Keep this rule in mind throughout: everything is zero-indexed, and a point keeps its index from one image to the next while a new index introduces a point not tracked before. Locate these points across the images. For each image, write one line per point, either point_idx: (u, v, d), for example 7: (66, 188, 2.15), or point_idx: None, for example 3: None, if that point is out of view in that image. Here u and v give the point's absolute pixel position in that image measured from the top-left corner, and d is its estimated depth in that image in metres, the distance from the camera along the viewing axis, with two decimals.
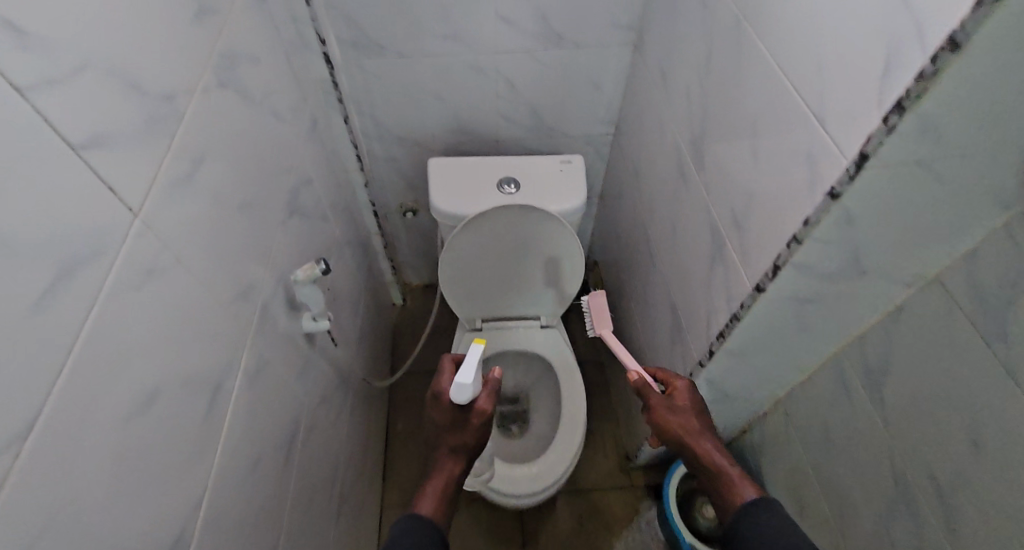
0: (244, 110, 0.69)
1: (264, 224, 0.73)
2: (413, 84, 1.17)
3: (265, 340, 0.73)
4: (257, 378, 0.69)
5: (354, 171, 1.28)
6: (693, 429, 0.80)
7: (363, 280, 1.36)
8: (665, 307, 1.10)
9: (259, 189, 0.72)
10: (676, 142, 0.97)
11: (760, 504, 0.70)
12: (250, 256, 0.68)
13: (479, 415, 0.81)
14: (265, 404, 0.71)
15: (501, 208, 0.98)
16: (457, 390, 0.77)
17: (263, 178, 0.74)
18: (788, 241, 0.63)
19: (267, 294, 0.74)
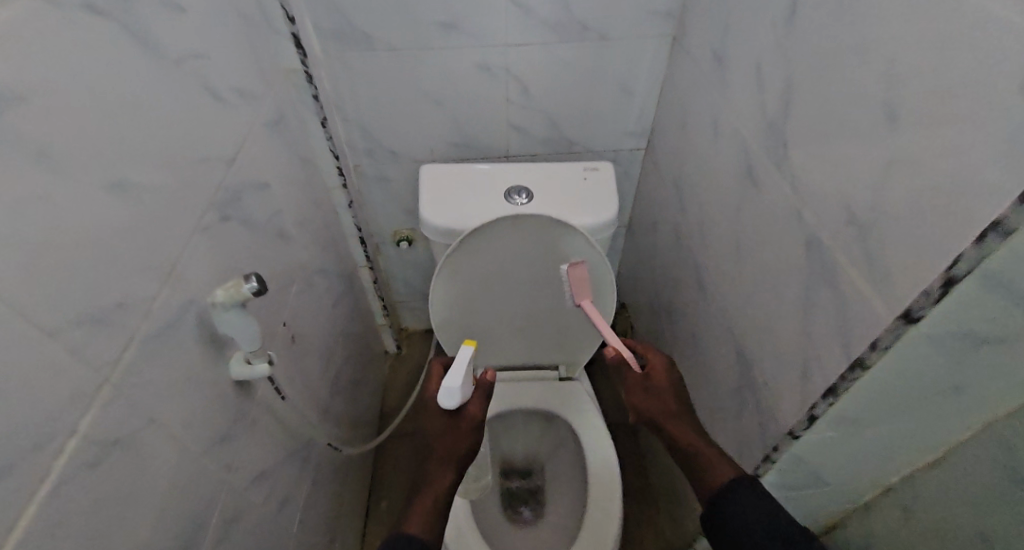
0: (139, 63, 0.48)
1: (170, 229, 0.51)
2: (408, 86, 0.98)
3: (152, 399, 0.48)
4: (123, 459, 0.44)
5: (335, 190, 1.06)
6: (668, 409, 0.79)
7: (345, 319, 1.13)
8: (723, 356, 0.84)
9: (165, 180, 0.50)
10: (740, 139, 0.74)
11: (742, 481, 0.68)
12: (130, 273, 0.46)
13: (470, 418, 0.73)
14: (136, 500, 0.46)
15: (510, 219, 0.76)
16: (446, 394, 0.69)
17: (178, 166, 0.53)
18: (974, 236, 0.39)
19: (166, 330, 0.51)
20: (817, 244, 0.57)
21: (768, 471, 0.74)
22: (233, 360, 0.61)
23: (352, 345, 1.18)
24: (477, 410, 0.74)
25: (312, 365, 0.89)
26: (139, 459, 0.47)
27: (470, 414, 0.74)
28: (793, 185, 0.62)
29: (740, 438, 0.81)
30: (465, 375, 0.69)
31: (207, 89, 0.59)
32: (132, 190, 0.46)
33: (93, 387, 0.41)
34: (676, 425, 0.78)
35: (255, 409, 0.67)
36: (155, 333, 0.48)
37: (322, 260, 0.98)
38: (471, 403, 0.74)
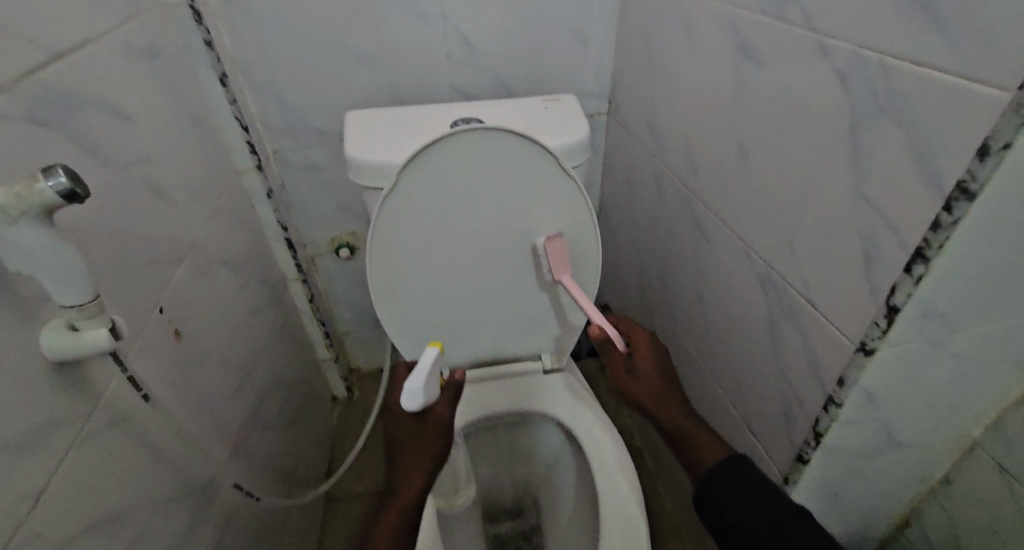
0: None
1: None
2: (326, 41, 0.83)
3: None
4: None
5: (248, 174, 0.88)
6: (656, 394, 0.66)
7: (271, 339, 0.90)
8: (743, 299, 0.66)
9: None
10: (720, 21, 0.60)
11: (740, 471, 0.57)
12: None
13: (438, 422, 0.64)
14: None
15: (466, 135, 0.64)
16: (409, 396, 0.58)
17: None
18: None
19: None
20: (862, 71, 0.43)
21: (834, 420, 0.56)
22: (47, 332, 0.39)
23: (282, 374, 0.94)
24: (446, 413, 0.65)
25: (215, 380, 0.66)
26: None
27: (437, 417, 0.64)
28: (808, 22, 0.48)
29: (788, 397, 0.62)
30: (431, 371, 0.59)
31: None
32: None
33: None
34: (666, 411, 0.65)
35: (87, 416, 0.43)
36: None
37: (229, 254, 0.78)
38: (437, 404, 0.65)
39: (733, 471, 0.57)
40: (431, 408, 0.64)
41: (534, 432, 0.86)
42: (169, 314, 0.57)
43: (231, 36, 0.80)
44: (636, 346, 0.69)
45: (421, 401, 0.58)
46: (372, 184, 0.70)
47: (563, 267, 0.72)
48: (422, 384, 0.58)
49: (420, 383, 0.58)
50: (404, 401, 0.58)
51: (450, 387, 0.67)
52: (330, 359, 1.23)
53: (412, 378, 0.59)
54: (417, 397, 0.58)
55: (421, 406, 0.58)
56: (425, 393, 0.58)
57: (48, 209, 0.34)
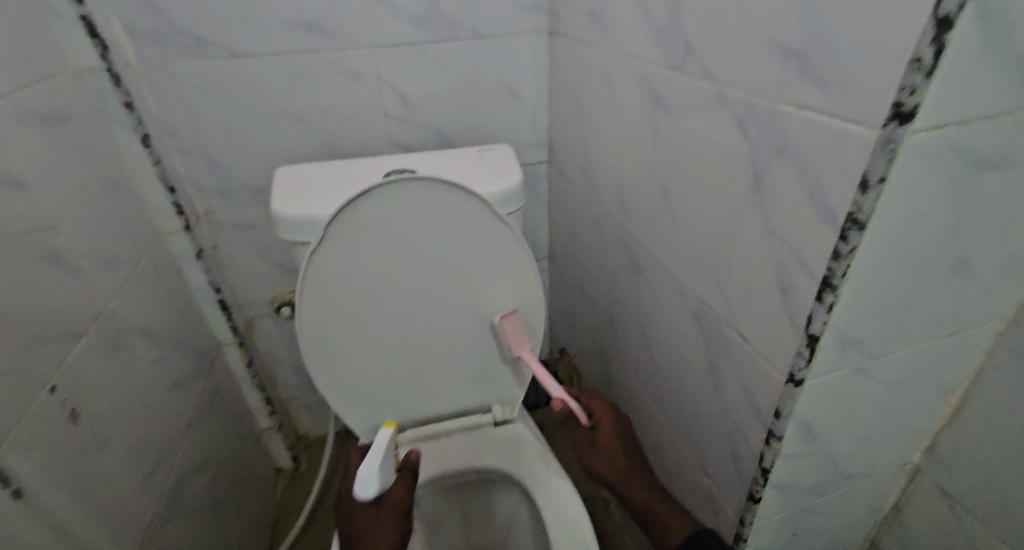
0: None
1: None
2: (255, 101, 0.83)
3: None
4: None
5: (173, 236, 0.85)
6: (620, 468, 0.62)
7: (198, 411, 0.84)
8: (683, 337, 0.66)
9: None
10: (633, 74, 0.64)
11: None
12: None
13: (395, 505, 0.61)
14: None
15: (393, 187, 0.63)
16: (362, 484, 0.55)
17: None
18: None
19: None
20: (757, 114, 0.45)
21: (776, 454, 0.55)
22: None
23: (210, 450, 0.86)
24: (403, 496, 0.62)
25: (124, 464, 0.60)
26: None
27: (395, 501, 0.61)
28: (706, 72, 0.50)
29: (733, 434, 0.61)
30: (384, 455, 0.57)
31: None
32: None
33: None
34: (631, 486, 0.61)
35: None
36: None
37: (148, 323, 0.73)
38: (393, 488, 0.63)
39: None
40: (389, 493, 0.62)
41: (486, 490, 0.81)
42: (64, 395, 0.52)
43: (155, 99, 0.78)
44: (597, 418, 0.64)
45: (376, 488, 0.55)
46: (297, 239, 0.68)
47: (523, 343, 0.75)
48: (376, 470, 0.56)
49: (375, 469, 0.56)
50: (356, 490, 0.55)
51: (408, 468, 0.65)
52: (272, 428, 1.15)
53: (365, 464, 0.56)
54: (371, 484, 0.55)
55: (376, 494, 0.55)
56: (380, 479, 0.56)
57: None
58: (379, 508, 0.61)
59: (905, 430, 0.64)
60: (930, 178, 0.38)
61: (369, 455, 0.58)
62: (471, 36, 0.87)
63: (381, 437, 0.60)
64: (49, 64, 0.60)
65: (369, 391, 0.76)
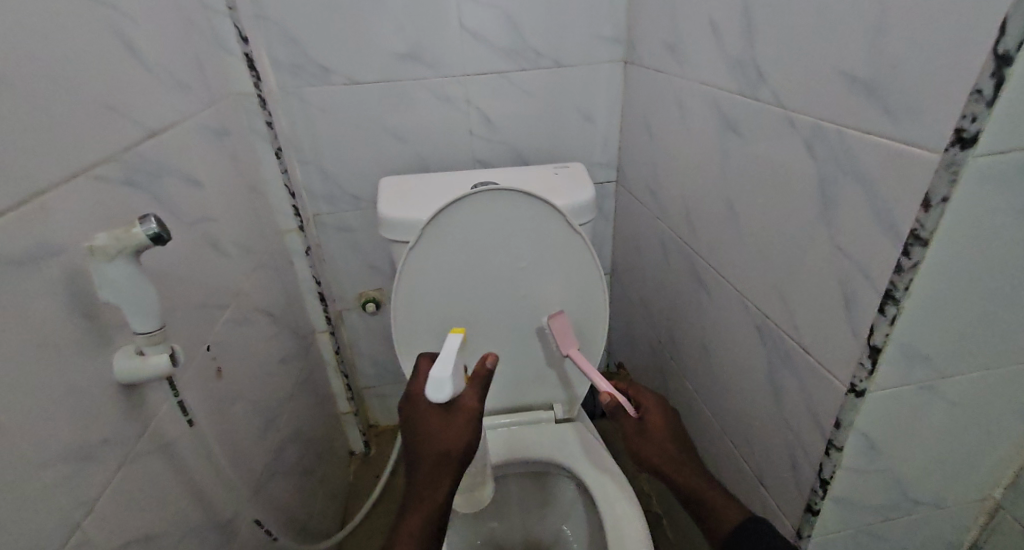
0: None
1: (54, 149, 0.40)
2: (363, 120, 0.95)
3: None
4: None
5: (290, 233, 0.99)
6: (671, 457, 0.65)
7: (296, 386, 0.95)
8: (745, 348, 0.68)
9: (48, 86, 0.40)
10: (705, 101, 0.69)
11: (761, 539, 0.54)
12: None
13: (465, 412, 0.62)
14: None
15: (485, 195, 0.72)
16: (435, 385, 0.58)
17: (80, 90, 0.44)
18: (1000, 29, 0.33)
19: (33, 270, 0.37)
20: (824, 139, 0.49)
21: (836, 466, 0.55)
22: (121, 353, 0.45)
23: (302, 422, 0.97)
24: (473, 404, 0.63)
25: (244, 418, 0.71)
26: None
27: (465, 406, 0.62)
28: (777, 99, 0.55)
29: (792, 445, 0.61)
30: (454, 360, 0.60)
31: (131, 43, 0.53)
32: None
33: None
34: (684, 474, 0.63)
35: (138, 439, 0.47)
36: None
37: (267, 304, 0.85)
38: (464, 394, 0.63)
39: (755, 542, 0.54)
40: (459, 397, 0.63)
41: (544, 484, 0.87)
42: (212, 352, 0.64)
43: (287, 117, 0.92)
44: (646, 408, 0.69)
45: (449, 389, 0.58)
46: (396, 238, 0.79)
47: (569, 343, 0.80)
48: (449, 372, 0.58)
49: (449, 371, 0.59)
50: (429, 391, 0.58)
51: (476, 379, 0.66)
52: (350, 413, 1.27)
53: (437, 369, 0.59)
54: (443, 386, 0.58)
55: (449, 396, 0.58)
56: (452, 381, 0.58)
57: (142, 248, 0.42)
58: (449, 413, 0.61)
59: (988, 472, 0.60)
60: (998, 197, 0.39)
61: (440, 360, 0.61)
62: (553, 65, 0.95)
63: (451, 343, 0.63)
64: (215, 86, 0.74)
65: None
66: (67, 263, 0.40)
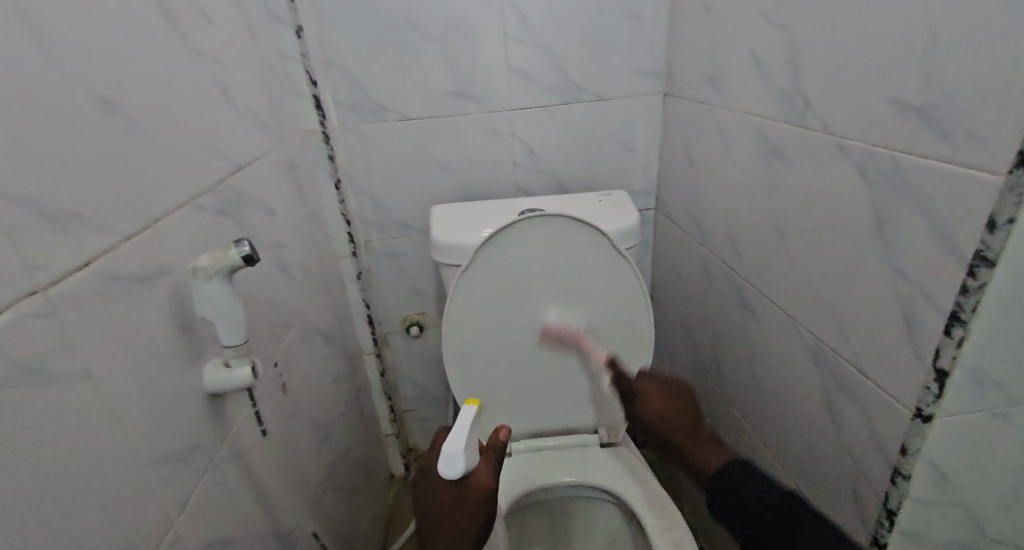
0: (160, 16, 0.47)
1: (167, 180, 0.45)
2: (412, 151, 1.00)
3: (103, 354, 0.36)
4: (16, 406, 0.29)
5: (344, 258, 1.06)
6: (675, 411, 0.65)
7: (344, 405, 0.98)
8: (796, 374, 0.66)
9: (165, 126, 0.45)
10: (749, 129, 0.70)
11: (745, 482, 0.52)
12: (120, 199, 0.39)
13: (479, 488, 0.58)
14: (16, 478, 0.29)
15: (536, 221, 0.75)
16: (447, 460, 0.56)
17: (188, 129, 0.49)
18: None
19: (144, 287, 0.41)
20: (877, 164, 0.50)
21: (903, 496, 0.52)
22: (209, 365, 0.48)
23: (349, 441, 0.99)
24: (488, 481, 0.58)
25: (303, 432, 0.74)
26: (38, 420, 0.31)
27: (478, 483, 0.58)
28: (826, 126, 0.55)
29: (853, 474, 0.59)
30: (469, 435, 0.57)
31: (224, 87, 0.58)
32: (127, 108, 0.41)
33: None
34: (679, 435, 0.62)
35: (219, 447, 0.50)
36: (109, 268, 0.37)
37: (322, 326, 0.89)
38: (479, 470, 0.59)
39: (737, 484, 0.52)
40: (473, 476, 0.58)
41: (586, 510, 0.85)
42: (278, 369, 0.67)
43: (345, 151, 0.98)
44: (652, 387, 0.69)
45: (460, 467, 0.56)
46: (447, 260, 0.83)
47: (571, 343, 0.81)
48: (462, 449, 0.56)
49: (461, 448, 0.56)
50: (442, 466, 0.56)
51: (492, 453, 0.61)
52: (392, 434, 1.31)
53: (450, 442, 0.57)
54: (455, 462, 0.55)
55: (461, 474, 0.55)
56: (465, 457, 0.56)
57: (233, 269, 0.45)
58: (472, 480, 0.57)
59: None
60: None
61: (453, 431, 0.58)
62: (594, 98, 0.99)
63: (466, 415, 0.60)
64: (285, 124, 0.81)
65: (492, 401, 0.85)
66: (169, 280, 0.44)
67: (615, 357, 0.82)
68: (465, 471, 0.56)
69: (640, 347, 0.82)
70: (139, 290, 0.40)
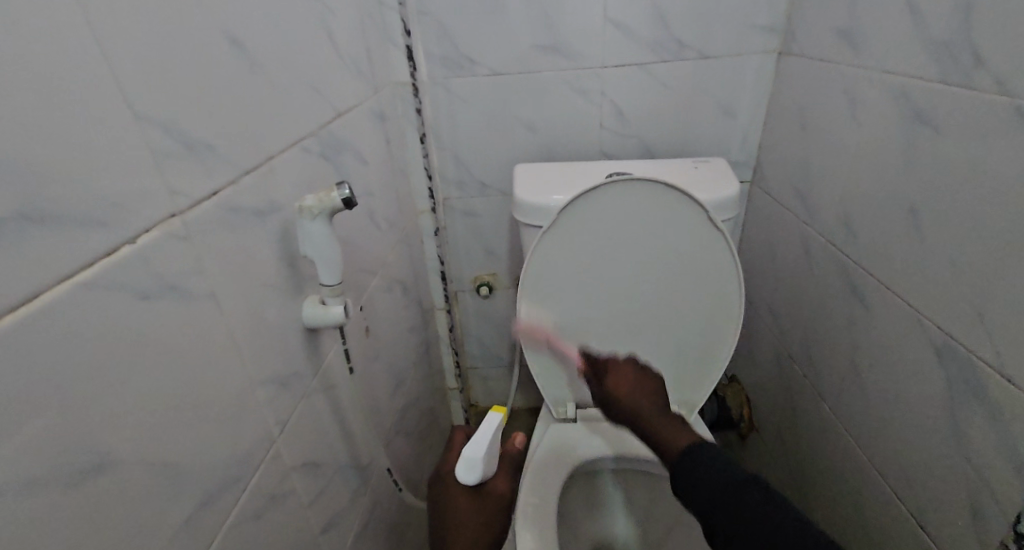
0: None
1: (280, 118, 0.46)
2: (499, 108, 0.98)
3: (225, 280, 0.38)
4: (154, 318, 0.31)
5: (423, 214, 1.08)
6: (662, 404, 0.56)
7: (416, 356, 1.01)
8: (912, 370, 0.60)
9: (279, 65, 0.46)
10: (888, 92, 0.62)
11: (704, 464, 0.47)
12: (242, 132, 0.40)
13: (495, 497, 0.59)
14: (152, 382, 0.31)
15: (634, 183, 0.71)
16: (464, 465, 0.56)
17: (298, 69, 0.50)
18: None
19: (257, 218, 0.42)
20: None
21: None
22: (307, 302, 0.50)
23: (418, 389, 1.02)
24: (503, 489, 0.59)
25: (380, 375, 0.76)
26: (171, 332, 0.32)
27: (495, 492, 0.59)
28: (999, 87, 0.47)
29: (973, 486, 0.52)
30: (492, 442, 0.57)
31: (329, 31, 0.59)
32: (250, 44, 0.42)
33: (147, 202, 0.31)
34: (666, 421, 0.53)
35: (313, 380, 0.52)
36: (231, 199, 0.39)
37: (401, 277, 0.91)
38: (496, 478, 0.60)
39: (708, 455, 0.48)
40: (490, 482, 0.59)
41: (649, 487, 0.84)
42: (363, 313, 0.70)
43: (432, 105, 0.98)
44: (610, 367, 0.62)
45: (479, 474, 0.56)
46: (528, 220, 0.82)
47: (542, 338, 0.82)
48: (481, 456, 0.55)
49: (480, 454, 0.55)
50: (460, 470, 0.56)
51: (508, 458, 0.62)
52: (456, 389, 1.34)
53: (470, 447, 0.56)
54: (474, 468, 0.55)
55: (477, 479, 0.56)
56: (482, 465, 0.55)
57: (335, 211, 0.46)
58: None
59: None
60: None
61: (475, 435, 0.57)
62: (697, 56, 0.91)
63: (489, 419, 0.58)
64: (379, 72, 0.81)
65: (562, 365, 0.84)
66: (278, 216, 0.46)
67: (696, 334, 0.79)
68: (482, 476, 0.56)
69: (725, 326, 0.78)
70: (254, 220, 0.42)
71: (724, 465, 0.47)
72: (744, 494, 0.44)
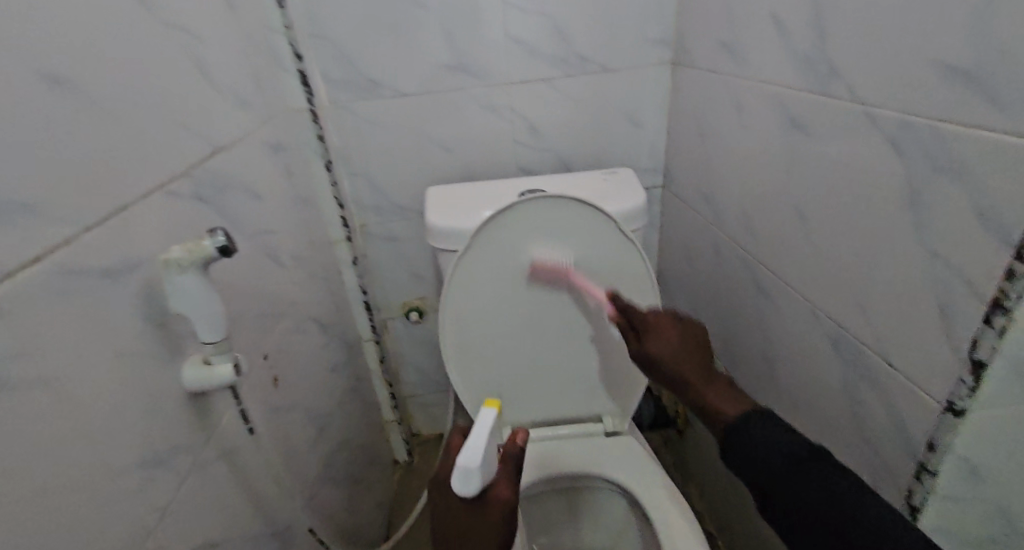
0: None
1: (132, 164, 0.41)
2: (408, 129, 0.95)
3: (65, 358, 0.33)
4: None
5: (339, 244, 1.02)
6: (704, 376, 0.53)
7: (343, 393, 0.95)
8: (814, 361, 0.63)
9: (127, 106, 0.41)
10: (767, 99, 0.65)
11: (760, 432, 0.44)
12: (77, 184, 0.35)
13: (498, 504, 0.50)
14: None
15: (540, 203, 0.71)
16: (461, 475, 0.48)
17: (155, 106, 0.45)
18: None
19: (108, 279, 0.37)
20: (912, 135, 0.44)
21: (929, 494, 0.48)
22: (188, 363, 0.45)
23: (348, 428, 0.97)
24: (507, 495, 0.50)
25: (296, 422, 0.71)
26: None
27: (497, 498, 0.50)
28: (854, 93, 0.50)
29: (874, 468, 0.55)
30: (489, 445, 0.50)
31: (198, 62, 0.54)
32: (83, 84, 0.37)
33: None
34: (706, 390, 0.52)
35: (203, 447, 0.47)
36: (65, 264, 0.34)
37: (316, 315, 0.86)
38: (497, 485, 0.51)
39: (762, 433, 0.44)
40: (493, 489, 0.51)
41: (590, 500, 0.83)
42: (268, 361, 0.64)
43: (336, 131, 0.94)
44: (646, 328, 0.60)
45: (479, 481, 0.48)
46: (443, 245, 0.79)
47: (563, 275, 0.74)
48: (478, 460, 0.48)
49: (479, 460, 0.48)
50: (456, 482, 0.48)
51: (511, 460, 0.54)
52: (394, 421, 1.27)
53: (466, 454, 0.49)
54: (472, 477, 0.48)
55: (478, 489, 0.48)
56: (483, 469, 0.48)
57: (208, 262, 0.42)
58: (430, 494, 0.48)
59: None
60: None
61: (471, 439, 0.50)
62: (598, 69, 0.93)
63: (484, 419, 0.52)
64: (271, 101, 0.77)
65: (492, 389, 0.82)
66: (137, 273, 0.41)
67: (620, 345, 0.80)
68: (483, 483, 0.48)
69: None
70: (103, 282, 0.37)
71: (781, 452, 0.42)
72: (810, 486, 0.40)
